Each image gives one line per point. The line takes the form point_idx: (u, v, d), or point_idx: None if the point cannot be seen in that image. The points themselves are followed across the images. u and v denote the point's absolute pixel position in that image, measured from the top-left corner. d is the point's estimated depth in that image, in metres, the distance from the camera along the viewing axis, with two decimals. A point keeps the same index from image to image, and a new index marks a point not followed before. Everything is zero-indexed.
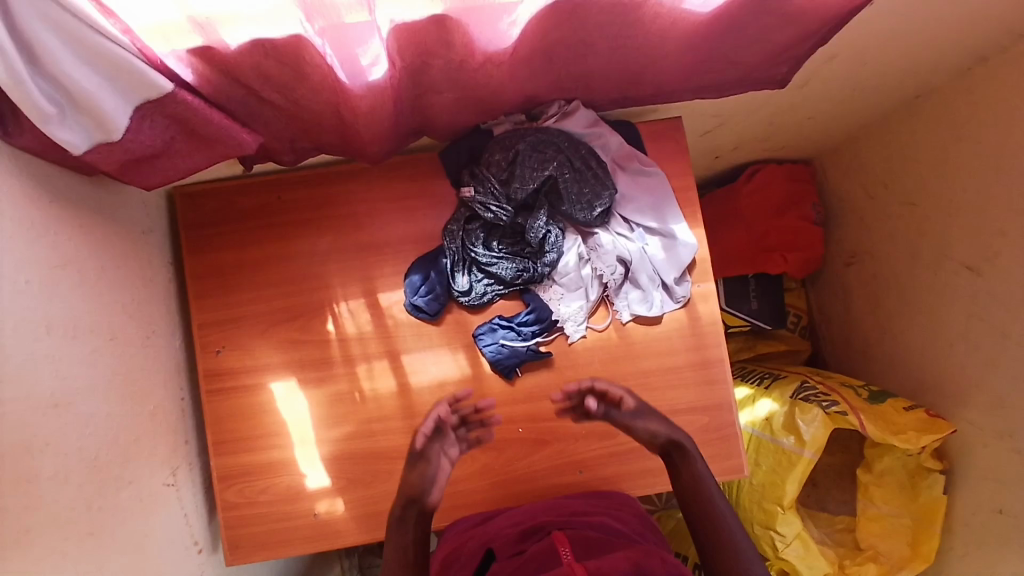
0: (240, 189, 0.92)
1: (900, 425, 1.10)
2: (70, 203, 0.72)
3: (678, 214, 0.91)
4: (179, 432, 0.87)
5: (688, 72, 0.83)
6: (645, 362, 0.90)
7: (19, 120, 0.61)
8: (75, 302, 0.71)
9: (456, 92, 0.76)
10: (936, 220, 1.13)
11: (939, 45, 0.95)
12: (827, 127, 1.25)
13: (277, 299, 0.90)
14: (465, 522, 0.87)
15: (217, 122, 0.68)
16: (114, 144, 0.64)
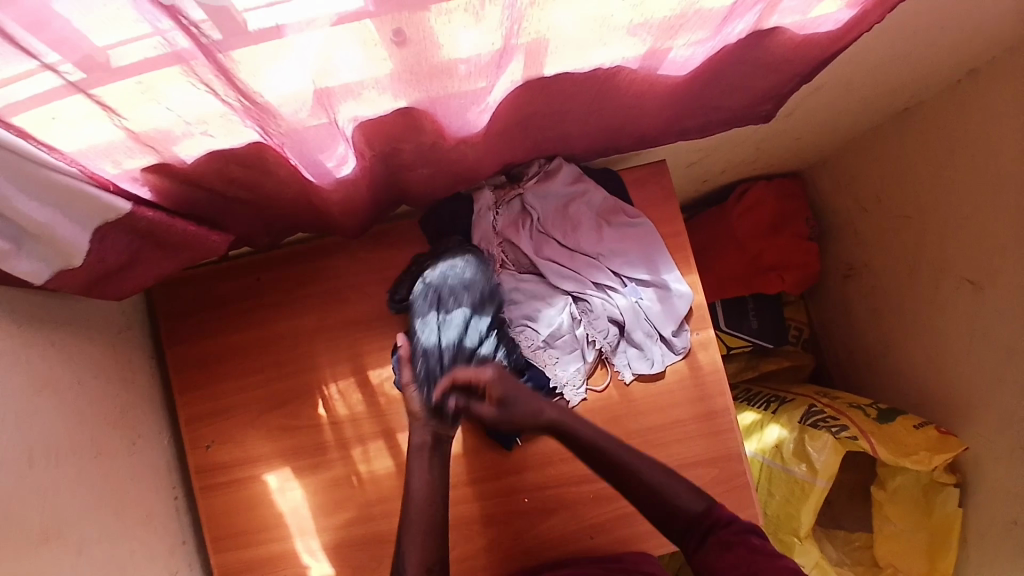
0: (216, 274, 0.88)
1: (911, 446, 1.07)
2: (38, 323, 0.68)
3: (670, 264, 0.88)
4: (173, 535, 0.84)
5: (669, 122, 0.80)
6: (649, 418, 0.88)
7: None
8: (54, 424, 0.67)
9: (431, 167, 0.73)
10: (933, 233, 1.11)
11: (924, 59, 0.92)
12: (814, 143, 1.23)
13: (264, 386, 0.87)
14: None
15: (182, 232, 0.64)
16: (77, 268, 0.61)
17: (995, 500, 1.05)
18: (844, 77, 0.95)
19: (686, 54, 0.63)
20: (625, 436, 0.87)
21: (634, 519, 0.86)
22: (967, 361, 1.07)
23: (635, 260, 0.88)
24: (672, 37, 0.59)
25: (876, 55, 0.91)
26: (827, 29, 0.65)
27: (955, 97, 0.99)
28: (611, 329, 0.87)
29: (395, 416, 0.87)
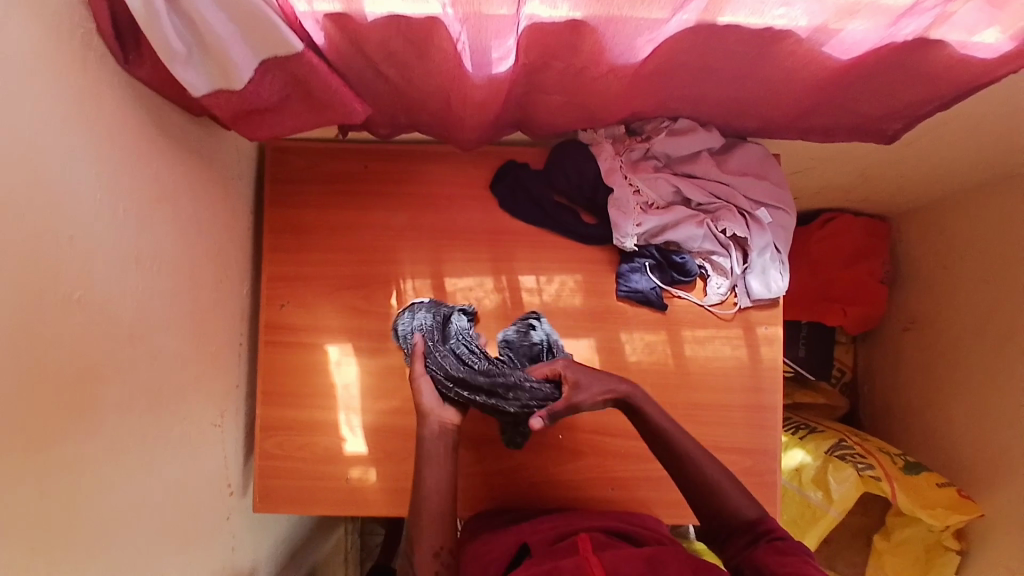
0: (327, 151, 0.92)
1: (930, 501, 1.09)
2: (173, 141, 0.73)
3: (785, 196, 0.89)
4: (232, 377, 0.89)
5: (797, 113, 0.81)
6: (696, 393, 0.90)
7: (139, 49, 0.63)
8: (165, 235, 0.72)
9: (566, 96, 0.75)
10: (1010, 303, 1.09)
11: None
12: (915, 189, 1.20)
13: (345, 266, 0.91)
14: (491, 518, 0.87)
15: (335, 89, 0.68)
16: (233, 94, 0.66)
17: None
18: (970, 130, 0.93)
19: (857, 37, 0.64)
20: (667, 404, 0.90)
21: (657, 484, 0.89)
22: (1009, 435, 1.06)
23: (760, 195, 0.88)
24: (851, 16, 0.60)
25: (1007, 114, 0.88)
26: (983, 56, 0.65)
27: None
28: (726, 281, 0.89)
29: None
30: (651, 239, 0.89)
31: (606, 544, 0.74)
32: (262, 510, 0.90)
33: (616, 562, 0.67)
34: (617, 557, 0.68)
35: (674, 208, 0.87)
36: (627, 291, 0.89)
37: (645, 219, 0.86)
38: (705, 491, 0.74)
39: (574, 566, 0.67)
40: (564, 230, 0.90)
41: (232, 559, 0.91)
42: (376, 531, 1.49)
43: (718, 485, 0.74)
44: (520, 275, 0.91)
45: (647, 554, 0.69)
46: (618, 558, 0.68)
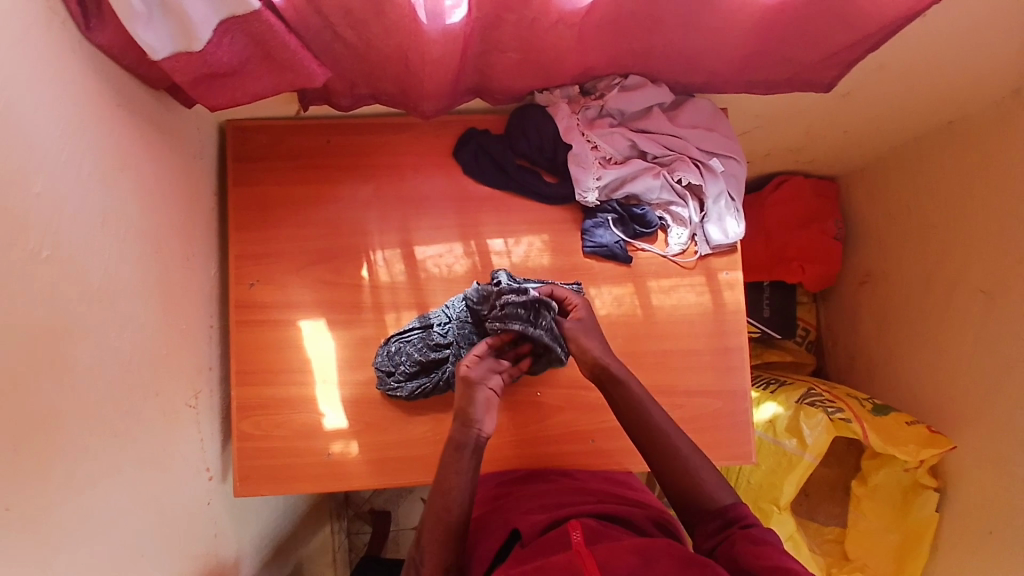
0: (290, 128, 0.93)
1: (900, 438, 1.13)
2: (136, 112, 0.74)
3: (737, 149, 0.93)
4: (204, 358, 0.88)
5: (741, 65, 0.84)
6: (666, 341, 0.93)
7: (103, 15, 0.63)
8: (128, 206, 0.72)
9: (520, 53, 0.78)
10: (954, 245, 1.12)
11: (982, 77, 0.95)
12: (859, 148, 1.26)
13: (314, 241, 0.92)
14: (493, 480, 0.92)
15: (293, 50, 0.69)
16: (193, 55, 0.66)
17: (977, 513, 1.07)
18: (902, 81, 0.98)
19: None
20: (640, 354, 0.92)
21: None
22: (964, 372, 1.10)
23: (713, 148, 0.92)
24: None
25: (932, 62, 0.93)
26: None
27: (998, 115, 1.00)
28: (685, 231, 0.93)
29: (430, 293, 0.92)
30: (611, 193, 0.92)
31: (595, 534, 0.70)
32: (242, 492, 0.89)
33: (607, 554, 0.63)
34: (608, 549, 0.64)
35: (631, 161, 0.90)
36: (592, 246, 0.92)
37: (604, 173, 0.90)
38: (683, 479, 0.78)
39: (564, 561, 0.63)
40: (529, 191, 0.93)
41: (214, 544, 0.89)
42: (362, 530, 1.47)
43: (692, 472, 0.78)
44: (488, 239, 0.93)
45: (638, 543, 0.65)
46: (609, 550, 0.64)
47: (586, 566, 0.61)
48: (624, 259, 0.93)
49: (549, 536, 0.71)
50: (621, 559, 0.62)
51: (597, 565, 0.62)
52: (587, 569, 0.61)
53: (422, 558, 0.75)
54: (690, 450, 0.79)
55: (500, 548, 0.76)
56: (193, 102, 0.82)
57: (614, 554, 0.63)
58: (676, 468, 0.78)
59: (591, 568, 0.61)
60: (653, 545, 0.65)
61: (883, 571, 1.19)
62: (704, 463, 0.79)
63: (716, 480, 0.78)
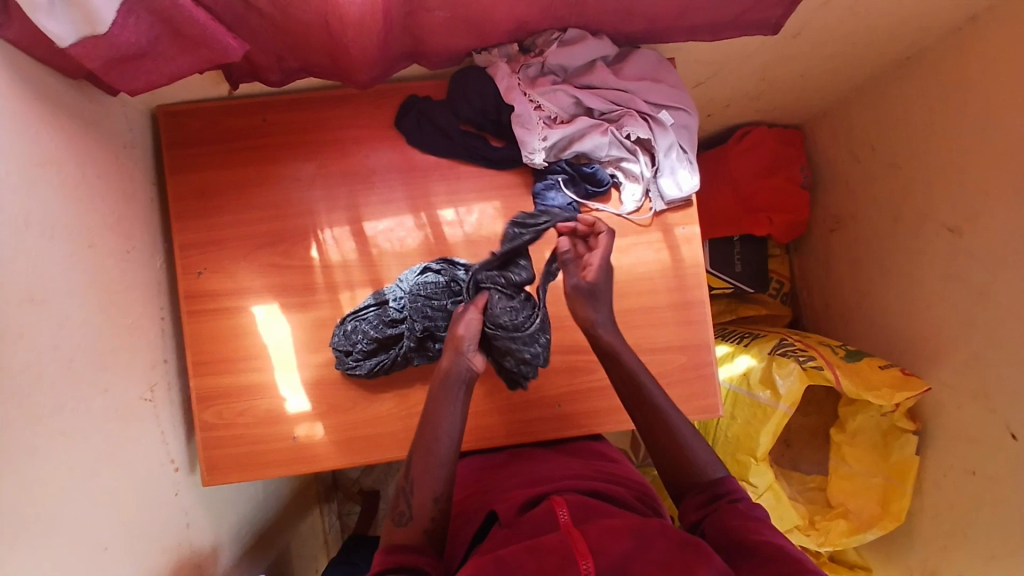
0: (224, 110, 0.90)
1: (875, 382, 1.12)
2: (55, 105, 0.71)
3: (687, 98, 0.91)
4: (157, 351, 0.87)
5: (680, 11, 0.81)
6: (626, 300, 0.92)
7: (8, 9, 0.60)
8: (54, 201, 0.70)
9: (448, 10, 0.75)
10: (921, 183, 1.10)
11: (935, 5, 0.92)
12: (821, 91, 1.23)
13: (261, 224, 0.90)
14: (476, 462, 0.93)
15: (203, 24, 0.66)
16: (99, 39, 0.63)
17: (956, 451, 1.07)
18: (854, 16, 0.95)
19: None
20: None
21: (601, 393, 0.92)
22: (938, 312, 1.09)
23: (661, 100, 0.90)
24: None
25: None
26: None
27: (954, 45, 0.98)
28: (638, 187, 0.91)
29: (383, 268, 0.91)
30: (559, 154, 0.90)
31: (585, 511, 0.68)
32: (210, 482, 0.88)
33: (599, 534, 0.60)
34: (600, 529, 0.61)
35: (577, 119, 0.88)
36: (544, 210, 0.90)
37: (550, 133, 0.87)
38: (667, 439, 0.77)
39: (556, 541, 0.59)
40: (476, 156, 0.91)
41: (188, 535, 0.89)
42: (352, 510, 1.47)
43: (672, 431, 0.77)
44: (438, 209, 0.91)
45: (632, 525, 0.61)
46: (601, 529, 0.61)
47: (577, 548, 0.58)
48: (579, 220, 0.91)
49: (534, 515, 0.68)
50: (614, 541, 0.59)
51: (588, 545, 0.58)
52: (578, 551, 0.58)
53: (412, 488, 0.71)
54: (685, 427, 0.77)
55: (477, 532, 0.74)
56: (118, 91, 0.79)
57: (608, 535, 0.60)
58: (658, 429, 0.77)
59: (581, 549, 0.58)
60: (648, 526, 0.61)
61: (866, 513, 1.19)
62: (689, 426, 0.78)
63: (708, 453, 0.76)
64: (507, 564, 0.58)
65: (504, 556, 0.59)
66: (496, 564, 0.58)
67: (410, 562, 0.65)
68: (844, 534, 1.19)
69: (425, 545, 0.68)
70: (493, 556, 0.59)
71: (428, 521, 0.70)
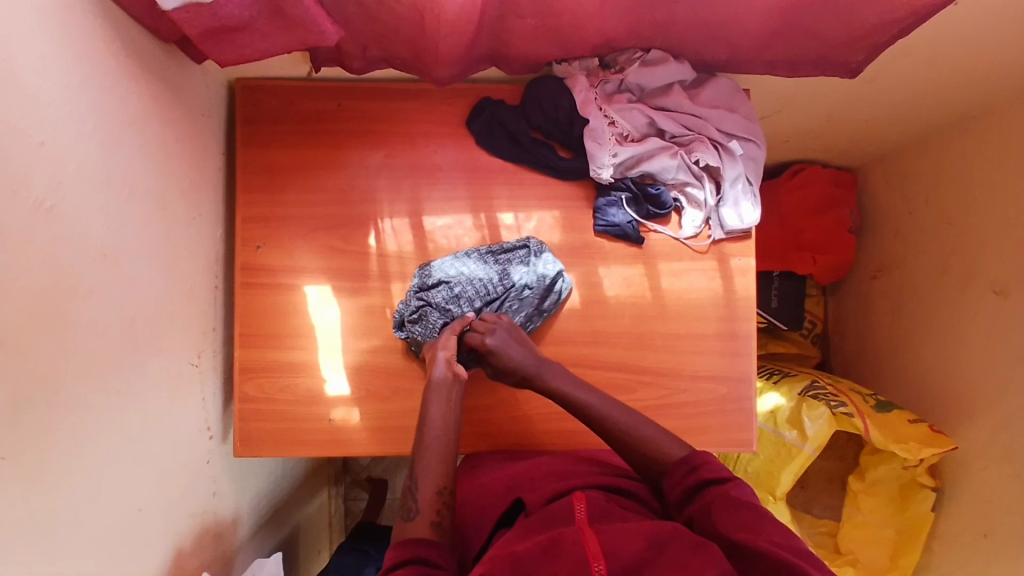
0: (301, 88, 0.91)
1: (903, 435, 1.12)
2: (146, 65, 0.72)
3: (758, 131, 0.91)
4: (208, 319, 0.88)
5: (765, 44, 0.81)
6: (675, 324, 0.92)
7: None
8: (134, 160, 0.71)
9: (539, 19, 0.75)
10: (971, 243, 1.10)
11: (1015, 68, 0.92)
12: (879, 137, 1.23)
13: (324, 206, 0.91)
14: (491, 454, 0.91)
15: (305, 6, 0.67)
16: (203, 7, 0.64)
17: (972, 515, 1.06)
18: (931, 68, 0.95)
19: None
20: (647, 335, 0.92)
21: None
22: (975, 374, 1.08)
23: (733, 130, 0.90)
24: None
25: (960, 50, 0.89)
26: None
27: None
28: (700, 214, 0.91)
29: None
30: (626, 171, 0.90)
31: (603, 507, 0.67)
32: (243, 454, 0.89)
33: (614, 536, 0.59)
34: (614, 531, 0.60)
35: (648, 139, 0.89)
36: (604, 224, 0.90)
37: (620, 150, 0.88)
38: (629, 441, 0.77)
39: (570, 541, 0.59)
40: (543, 165, 0.91)
41: (213, 503, 0.90)
42: (360, 497, 1.48)
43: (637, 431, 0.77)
44: (498, 212, 0.92)
45: (647, 527, 0.60)
46: (615, 531, 0.60)
47: (591, 549, 0.58)
48: (637, 240, 0.91)
49: (553, 509, 0.68)
50: (628, 543, 0.58)
51: (602, 548, 0.58)
52: (592, 552, 0.58)
53: (416, 483, 0.73)
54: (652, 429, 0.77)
55: (505, 514, 0.76)
56: (204, 58, 0.80)
57: (623, 537, 0.59)
58: (630, 433, 0.77)
59: (594, 551, 0.58)
60: (661, 530, 0.60)
61: (875, 564, 1.18)
62: (644, 420, 0.78)
63: (659, 433, 0.77)
64: (523, 564, 0.58)
65: (521, 554, 0.59)
66: (512, 563, 0.58)
67: (430, 557, 0.64)
68: None
69: (439, 539, 0.68)
70: (510, 554, 0.60)
71: (434, 513, 0.70)
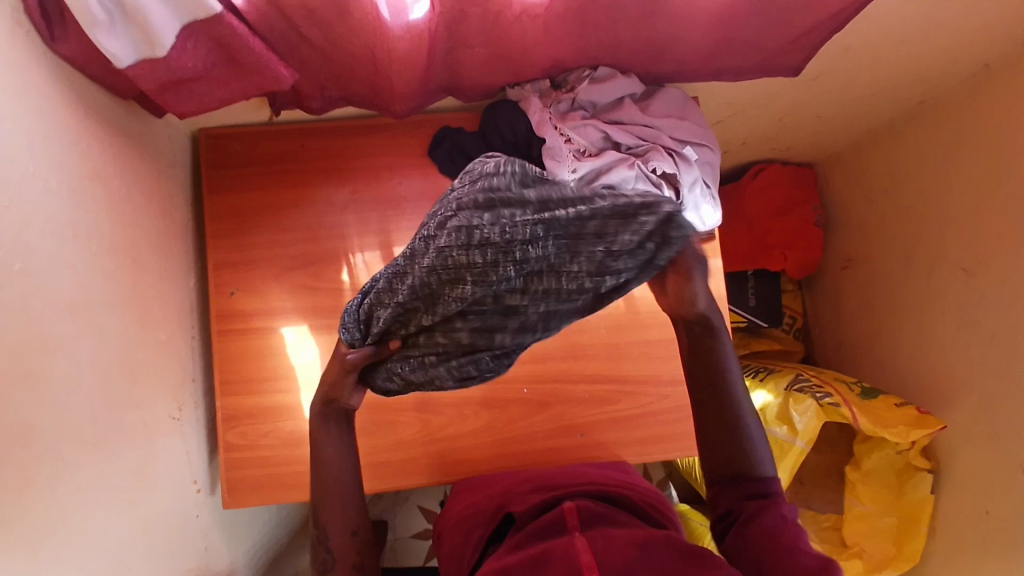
0: (264, 134, 0.93)
1: (891, 420, 1.13)
2: (105, 122, 0.73)
3: (710, 136, 0.95)
4: (186, 369, 0.88)
5: (707, 54, 0.85)
6: (650, 331, 0.93)
7: (67, 27, 0.63)
8: (100, 216, 0.71)
9: (488, 47, 0.78)
10: (933, 224, 1.13)
11: (949, 54, 0.96)
12: (832, 133, 1.27)
13: (294, 247, 0.92)
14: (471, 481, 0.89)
15: (259, 53, 0.69)
16: (157, 61, 0.66)
17: (968, 492, 1.07)
18: (869, 61, 0.99)
19: None
20: (625, 343, 0.93)
21: (622, 422, 0.92)
22: (953, 352, 1.10)
23: (686, 136, 0.93)
24: None
25: (896, 42, 0.93)
26: None
27: (968, 91, 1.02)
28: None
29: None
30: (588, 185, 0.89)
31: (593, 514, 0.67)
32: (230, 504, 0.87)
33: (605, 544, 0.59)
34: (606, 540, 0.60)
35: (605, 152, 0.90)
36: None
37: (579, 165, 0.89)
38: (728, 420, 0.68)
39: (562, 551, 0.59)
40: None
41: (205, 557, 0.88)
42: None
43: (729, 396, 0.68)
44: None
45: (638, 535, 0.61)
46: (605, 539, 0.60)
47: (582, 558, 0.57)
48: None
49: (543, 521, 0.68)
50: (620, 551, 0.58)
51: (594, 556, 0.58)
52: (583, 561, 0.57)
53: (325, 531, 0.68)
54: (752, 418, 0.68)
55: (496, 529, 0.74)
56: (164, 112, 0.82)
57: (613, 545, 0.59)
58: (722, 409, 0.68)
59: (586, 560, 0.57)
60: (652, 537, 0.60)
61: (881, 554, 1.18)
62: (756, 424, 0.68)
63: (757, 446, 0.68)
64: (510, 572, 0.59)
65: (508, 565, 0.60)
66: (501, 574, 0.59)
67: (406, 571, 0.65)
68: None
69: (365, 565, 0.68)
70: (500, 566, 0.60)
71: (353, 556, 0.68)
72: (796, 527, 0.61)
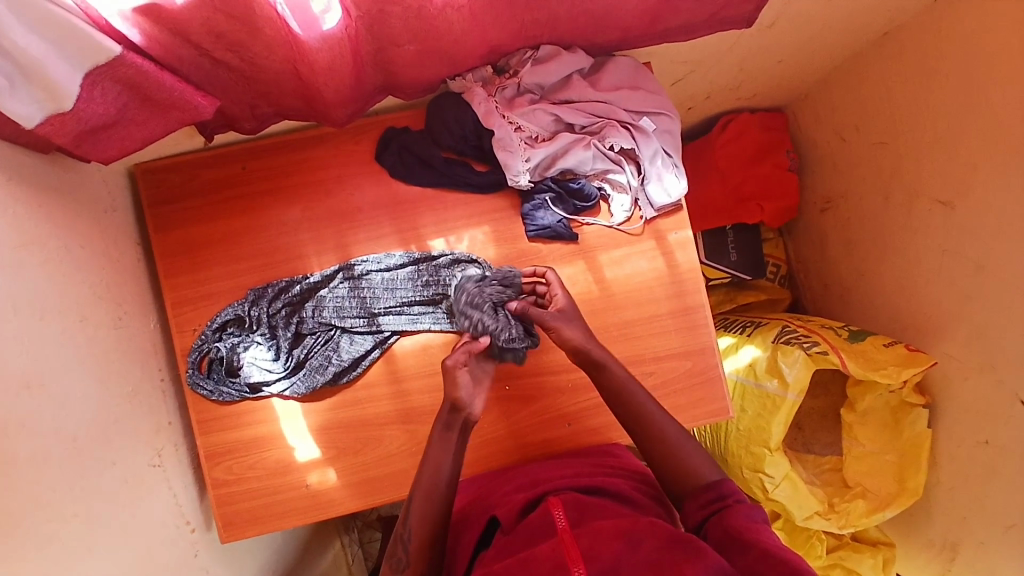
0: (203, 161, 0.90)
1: (880, 362, 1.13)
2: (31, 179, 0.69)
3: (666, 103, 0.91)
4: (161, 414, 0.86)
5: (652, 18, 0.80)
6: (627, 312, 0.91)
7: None
8: (41, 279, 0.69)
9: (418, 44, 0.73)
10: (908, 159, 1.10)
11: None
12: (797, 74, 1.22)
13: (253, 274, 0.89)
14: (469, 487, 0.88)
15: (171, 86, 0.65)
16: (66, 115, 0.62)
17: (965, 423, 1.07)
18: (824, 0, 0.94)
19: None
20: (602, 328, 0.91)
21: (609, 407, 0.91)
22: (939, 289, 1.08)
23: (641, 107, 0.89)
24: None
25: None
26: None
27: (932, 17, 0.97)
28: (626, 197, 0.90)
29: None
30: (543, 172, 0.89)
31: (580, 510, 0.67)
32: (228, 538, 0.88)
33: (591, 538, 0.60)
34: (591, 533, 0.60)
35: (559, 135, 0.87)
36: (535, 230, 0.89)
37: (532, 153, 0.86)
38: (658, 438, 0.78)
39: (547, 551, 0.60)
40: (460, 183, 0.90)
41: None
42: (373, 537, 1.44)
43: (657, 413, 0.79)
44: (428, 241, 0.90)
45: (622, 526, 0.61)
46: (592, 533, 0.60)
47: (570, 555, 0.58)
48: (573, 236, 0.91)
49: (532, 520, 0.67)
50: (606, 545, 0.59)
51: (581, 551, 0.59)
52: (571, 557, 0.58)
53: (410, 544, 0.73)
54: (676, 432, 0.78)
55: (483, 536, 0.75)
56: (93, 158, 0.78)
57: (599, 538, 0.59)
58: (650, 432, 0.78)
59: (574, 555, 0.58)
60: (637, 526, 0.60)
61: (883, 491, 1.18)
62: (686, 435, 0.78)
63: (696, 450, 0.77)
64: None
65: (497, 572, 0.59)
66: None
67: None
68: (864, 516, 1.18)
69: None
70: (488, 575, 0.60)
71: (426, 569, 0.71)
72: (758, 524, 0.66)
